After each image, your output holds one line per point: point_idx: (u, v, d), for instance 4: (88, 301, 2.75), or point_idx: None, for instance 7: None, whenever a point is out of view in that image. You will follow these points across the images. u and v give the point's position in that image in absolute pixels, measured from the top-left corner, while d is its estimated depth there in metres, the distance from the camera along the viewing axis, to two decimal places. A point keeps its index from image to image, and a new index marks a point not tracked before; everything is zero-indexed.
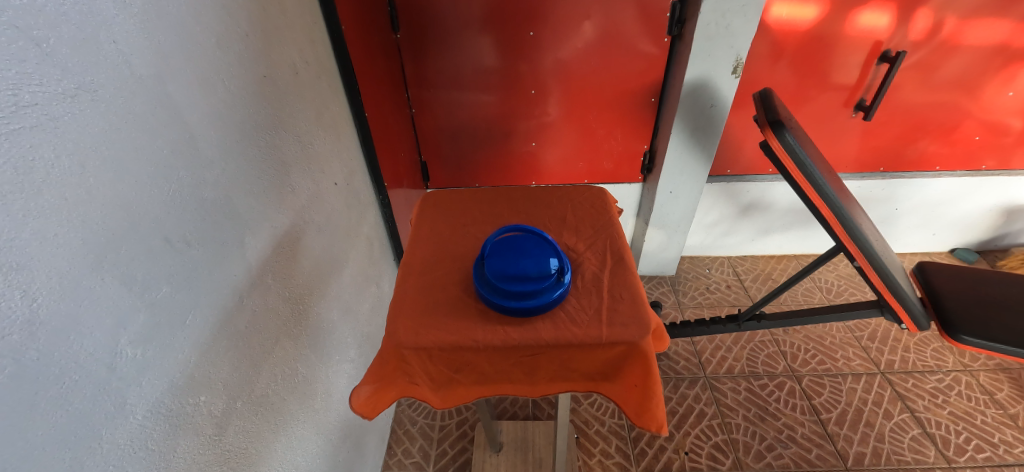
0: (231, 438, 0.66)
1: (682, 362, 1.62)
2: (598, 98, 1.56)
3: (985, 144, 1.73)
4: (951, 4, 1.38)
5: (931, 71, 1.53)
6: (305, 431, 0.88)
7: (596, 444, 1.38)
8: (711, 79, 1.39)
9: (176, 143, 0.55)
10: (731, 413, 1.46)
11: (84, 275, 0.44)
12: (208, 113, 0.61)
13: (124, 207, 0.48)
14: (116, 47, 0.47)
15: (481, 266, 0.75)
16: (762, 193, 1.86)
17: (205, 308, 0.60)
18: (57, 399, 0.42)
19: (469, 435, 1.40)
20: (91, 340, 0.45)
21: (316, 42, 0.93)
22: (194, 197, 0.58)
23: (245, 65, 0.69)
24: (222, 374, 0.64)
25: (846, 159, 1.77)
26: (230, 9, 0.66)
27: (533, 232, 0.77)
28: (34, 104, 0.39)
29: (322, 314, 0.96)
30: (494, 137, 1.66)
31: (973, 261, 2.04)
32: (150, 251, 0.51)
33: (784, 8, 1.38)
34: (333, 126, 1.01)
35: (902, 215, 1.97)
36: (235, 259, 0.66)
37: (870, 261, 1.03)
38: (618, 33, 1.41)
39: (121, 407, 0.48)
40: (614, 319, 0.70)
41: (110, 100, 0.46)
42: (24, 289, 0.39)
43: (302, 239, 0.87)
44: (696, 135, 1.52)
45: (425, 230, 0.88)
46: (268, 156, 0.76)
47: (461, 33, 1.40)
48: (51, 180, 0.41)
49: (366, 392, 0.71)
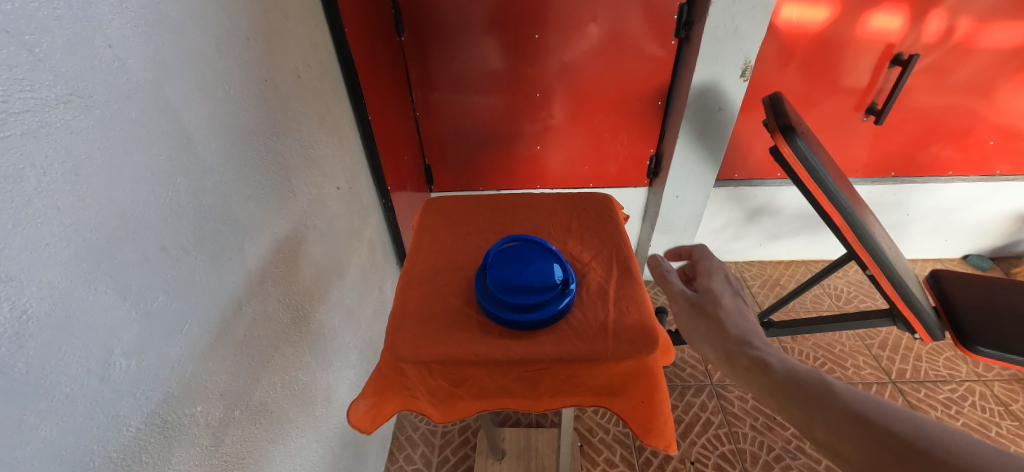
0: (228, 447, 0.65)
1: (687, 370, 1.60)
2: (605, 101, 1.54)
3: (999, 148, 1.70)
4: (966, 6, 1.35)
5: (944, 75, 1.50)
6: (304, 438, 0.87)
7: (600, 453, 1.36)
8: (719, 82, 1.37)
9: (173, 150, 0.54)
10: (737, 422, 1.44)
11: (77, 286, 0.43)
12: (208, 118, 0.60)
13: (118, 216, 0.47)
14: (112, 52, 0.46)
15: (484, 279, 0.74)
16: (770, 198, 1.83)
17: (203, 317, 0.59)
18: (46, 412, 0.41)
19: (471, 442, 1.38)
20: (85, 351, 0.44)
21: (319, 46, 0.92)
22: (192, 203, 0.57)
23: (246, 69, 0.68)
24: (219, 383, 0.63)
25: (857, 165, 1.74)
26: (230, 12, 0.65)
27: (529, 239, 0.79)
28: (26, 111, 0.38)
29: (323, 320, 0.95)
30: (499, 140, 1.65)
31: (987, 268, 2.01)
32: (146, 260, 0.50)
33: (794, 11, 1.36)
34: (336, 129, 1.00)
35: (914, 220, 1.94)
36: (234, 265, 0.65)
37: (883, 269, 1.01)
38: (624, 35, 1.39)
39: (114, 420, 0.47)
40: (621, 334, 0.68)
41: (105, 105, 0.45)
42: (13, 300, 0.38)
43: (303, 244, 0.86)
44: (703, 139, 1.50)
45: (427, 238, 0.87)
46: (269, 161, 0.75)
47: (466, 35, 1.39)
48: (42, 190, 0.40)
49: (364, 405, 0.69)
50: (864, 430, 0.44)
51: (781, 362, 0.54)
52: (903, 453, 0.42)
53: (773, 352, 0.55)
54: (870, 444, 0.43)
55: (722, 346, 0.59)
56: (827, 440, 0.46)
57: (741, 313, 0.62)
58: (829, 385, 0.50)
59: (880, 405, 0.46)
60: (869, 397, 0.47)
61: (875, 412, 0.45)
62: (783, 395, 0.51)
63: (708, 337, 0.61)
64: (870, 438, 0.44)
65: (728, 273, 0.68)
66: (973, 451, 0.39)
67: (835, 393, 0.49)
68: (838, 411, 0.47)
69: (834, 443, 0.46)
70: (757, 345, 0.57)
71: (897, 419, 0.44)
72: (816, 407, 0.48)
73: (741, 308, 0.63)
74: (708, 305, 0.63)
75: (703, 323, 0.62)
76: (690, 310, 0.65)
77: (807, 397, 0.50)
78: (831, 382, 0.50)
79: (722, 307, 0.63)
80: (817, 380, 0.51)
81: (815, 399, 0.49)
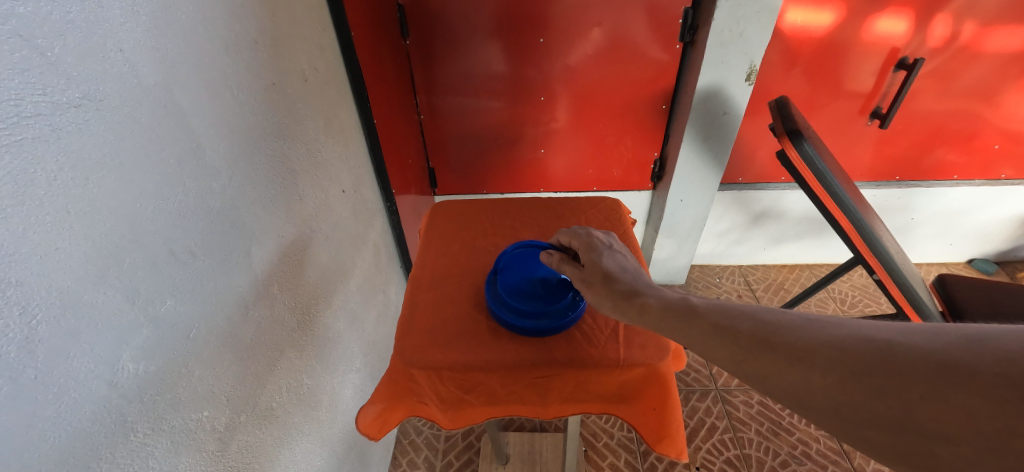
0: (234, 452, 0.64)
1: (692, 374, 1.59)
2: (609, 105, 1.54)
3: (1004, 153, 1.69)
4: (971, 11, 1.35)
5: (950, 79, 1.49)
6: (309, 443, 0.86)
7: (604, 458, 1.35)
8: (724, 86, 1.37)
9: (183, 154, 0.54)
10: (742, 428, 1.43)
11: (86, 290, 0.43)
12: (216, 121, 0.60)
13: (128, 221, 0.47)
14: (124, 55, 0.46)
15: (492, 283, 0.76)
16: (774, 202, 1.83)
17: (210, 321, 0.59)
18: (55, 418, 0.40)
19: (474, 447, 1.37)
20: (93, 356, 0.44)
21: (326, 49, 0.92)
22: (200, 207, 0.57)
23: (254, 73, 0.69)
24: (225, 388, 0.63)
25: (861, 168, 1.74)
26: (238, 15, 0.65)
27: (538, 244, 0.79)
28: (37, 115, 0.38)
29: (329, 325, 0.94)
30: (503, 144, 1.65)
31: (992, 273, 2.00)
32: (154, 263, 0.50)
33: (798, 15, 1.36)
34: (342, 132, 1.00)
35: (918, 225, 1.93)
36: (241, 269, 0.65)
37: (890, 273, 1.02)
38: (629, 39, 1.39)
39: (120, 425, 0.46)
40: (633, 340, 0.68)
41: (115, 109, 0.45)
42: (22, 306, 0.38)
43: (309, 248, 0.85)
44: (708, 143, 1.50)
45: (435, 242, 0.87)
46: (276, 165, 0.75)
47: (471, 39, 1.39)
48: (54, 193, 0.40)
49: (373, 411, 0.68)
50: (726, 338, 0.49)
51: (662, 300, 0.58)
52: (753, 341, 0.46)
53: (654, 293, 0.60)
54: (732, 345, 0.48)
55: (616, 301, 0.62)
56: (704, 353, 0.51)
57: (619, 271, 0.65)
58: (697, 309, 0.54)
59: (732, 308, 0.51)
60: (725, 306, 0.52)
61: (728, 317, 0.50)
62: (671, 331, 0.54)
63: (605, 304, 0.63)
64: (729, 338, 0.48)
65: (601, 236, 0.72)
66: (794, 321, 0.45)
67: (701, 312, 0.53)
68: (705, 326, 0.51)
69: (707, 352, 0.50)
70: (641, 291, 0.61)
71: (742, 315, 0.49)
72: (689, 326, 0.53)
73: (622, 262, 0.67)
74: (594, 270, 0.66)
75: (596, 295, 0.64)
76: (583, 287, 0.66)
77: (685, 322, 0.53)
78: (696, 304, 0.55)
79: (604, 273, 0.65)
80: (688, 307, 0.55)
81: (686, 321, 0.53)
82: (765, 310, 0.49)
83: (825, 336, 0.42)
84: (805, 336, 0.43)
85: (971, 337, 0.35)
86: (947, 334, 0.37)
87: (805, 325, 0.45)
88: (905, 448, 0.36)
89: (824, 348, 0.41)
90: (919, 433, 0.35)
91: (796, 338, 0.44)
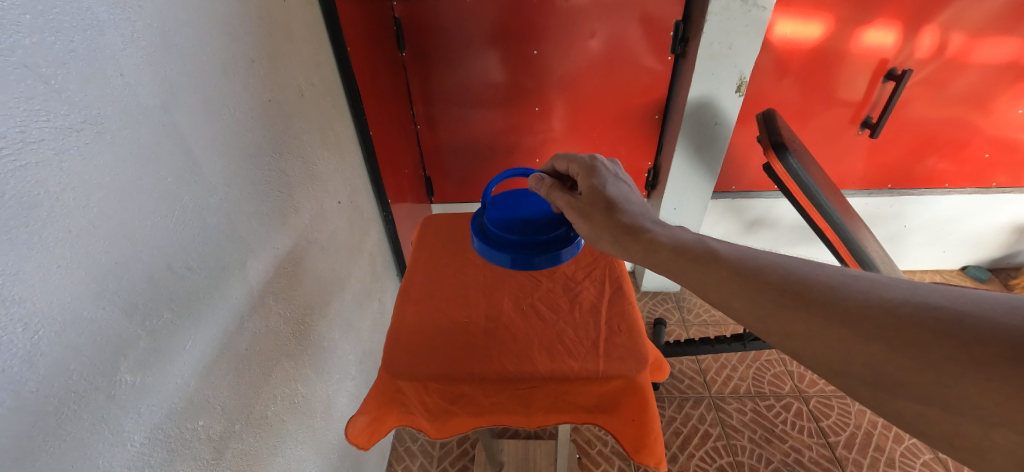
0: (229, 460, 0.66)
1: (686, 381, 1.60)
2: (603, 115, 1.56)
3: (995, 161, 1.71)
4: (959, 22, 1.37)
5: (941, 87, 1.51)
6: (303, 451, 0.88)
7: (598, 464, 1.37)
8: (714, 98, 1.39)
9: (181, 172, 0.56)
10: (736, 435, 1.44)
11: (87, 305, 0.45)
12: (213, 140, 0.62)
13: (127, 238, 0.49)
14: (123, 80, 0.48)
15: (479, 217, 0.83)
16: (767, 209, 1.85)
17: (204, 333, 0.61)
18: (55, 428, 0.42)
19: (469, 454, 1.39)
20: (90, 369, 0.45)
21: (321, 65, 0.95)
22: (197, 223, 0.59)
23: (252, 91, 0.71)
24: (220, 398, 0.64)
25: (854, 177, 1.76)
26: (236, 36, 0.67)
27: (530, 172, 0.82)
28: (41, 140, 0.40)
29: (324, 334, 0.96)
30: (498, 153, 1.67)
31: (985, 280, 2.01)
32: (152, 278, 0.52)
33: (788, 27, 1.38)
34: (337, 144, 1.02)
35: (911, 232, 1.95)
36: (236, 282, 0.67)
37: None
38: (622, 50, 1.41)
39: (117, 434, 0.48)
40: (612, 353, 0.70)
41: (115, 132, 0.47)
42: (26, 323, 0.40)
43: (304, 259, 0.87)
44: (700, 153, 1.52)
45: (425, 255, 0.89)
46: (272, 180, 0.77)
47: (466, 50, 1.42)
48: (55, 213, 0.42)
49: (362, 422, 0.70)
50: (748, 290, 0.50)
51: (673, 240, 0.61)
52: (783, 293, 0.48)
53: (661, 231, 0.63)
54: (757, 297, 0.50)
55: (621, 236, 0.65)
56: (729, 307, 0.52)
57: (623, 200, 0.68)
58: (718, 253, 0.56)
59: (759, 259, 0.53)
60: (749, 255, 0.54)
61: (753, 267, 0.52)
62: (679, 262, 0.58)
63: (609, 232, 0.66)
64: (756, 290, 0.50)
65: (604, 164, 0.74)
66: (840, 278, 0.46)
67: (721, 257, 0.55)
68: (725, 272, 0.53)
69: (725, 302, 0.53)
70: (647, 228, 0.64)
71: (777, 269, 0.50)
72: (708, 271, 0.55)
73: (624, 193, 0.70)
74: (594, 198, 0.69)
75: (598, 220, 0.68)
76: (585, 212, 0.70)
77: (701, 261, 0.56)
78: (717, 249, 0.56)
79: (607, 199, 0.68)
80: (708, 250, 0.57)
81: (705, 264, 0.56)
82: (804, 265, 0.50)
83: (873, 298, 0.43)
84: (850, 293, 0.44)
85: (965, 355, 0.37)
86: (927, 354, 0.38)
87: (850, 284, 0.45)
88: (948, 428, 0.38)
89: (872, 313, 0.42)
90: (966, 422, 0.37)
91: (834, 297, 0.45)
